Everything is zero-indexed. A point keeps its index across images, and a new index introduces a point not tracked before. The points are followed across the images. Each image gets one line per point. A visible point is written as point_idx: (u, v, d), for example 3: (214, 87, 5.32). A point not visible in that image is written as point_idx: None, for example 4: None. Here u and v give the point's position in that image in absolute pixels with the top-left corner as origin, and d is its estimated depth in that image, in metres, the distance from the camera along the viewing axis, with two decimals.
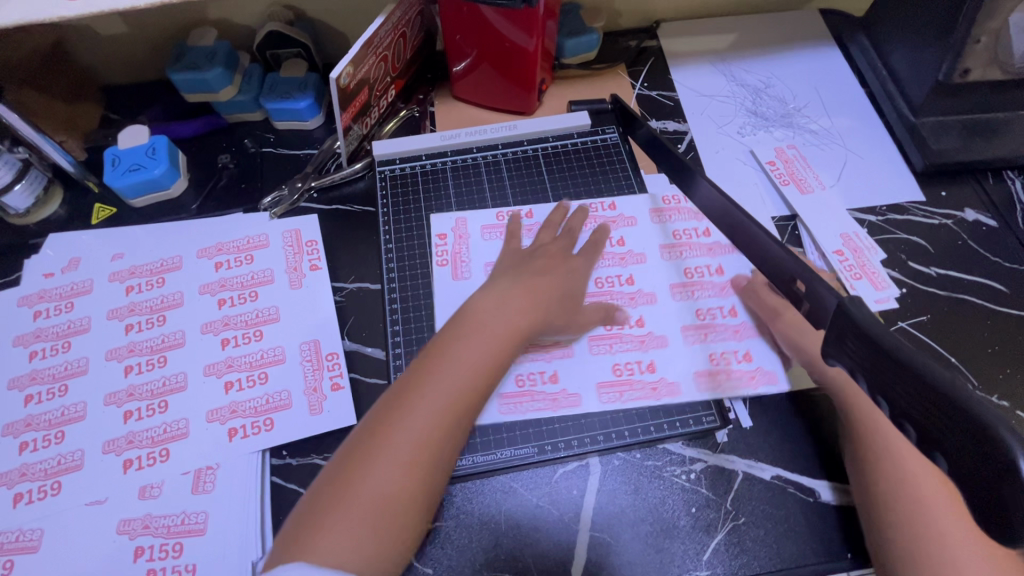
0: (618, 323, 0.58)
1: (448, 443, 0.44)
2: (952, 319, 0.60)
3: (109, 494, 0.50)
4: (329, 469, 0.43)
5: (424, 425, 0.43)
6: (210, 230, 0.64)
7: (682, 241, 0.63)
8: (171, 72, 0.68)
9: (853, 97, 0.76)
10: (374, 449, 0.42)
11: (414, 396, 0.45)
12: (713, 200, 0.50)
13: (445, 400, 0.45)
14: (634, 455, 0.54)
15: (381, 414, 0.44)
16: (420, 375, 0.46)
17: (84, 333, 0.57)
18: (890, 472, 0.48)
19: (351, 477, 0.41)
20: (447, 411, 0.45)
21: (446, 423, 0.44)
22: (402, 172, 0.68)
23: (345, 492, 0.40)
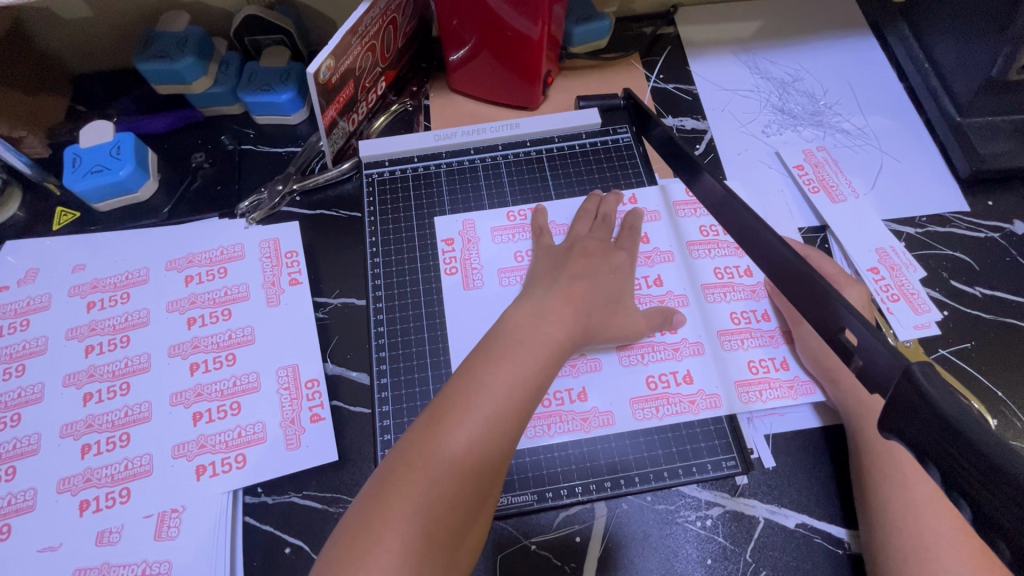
0: (673, 328, 0.53)
1: (484, 481, 0.39)
2: (999, 347, 0.54)
3: (63, 540, 0.45)
4: (352, 510, 0.38)
5: (458, 462, 0.38)
6: (180, 239, 0.58)
7: (709, 238, 0.58)
8: (138, 61, 0.61)
9: (891, 93, 0.69)
10: (402, 490, 0.37)
11: (445, 427, 0.39)
12: (737, 222, 0.43)
13: (481, 431, 0.39)
14: (645, 498, 0.48)
15: (408, 449, 0.39)
16: (452, 402, 0.41)
17: (40, 355, 0.52)
18: (901, 539, 0.42)
19: (377, 522, 0.36)
20: (483, 445, 0.39)
21: (482, 460, 0.39)
22: (391, 175, 0.62)
23: (370, 541, 0.35)
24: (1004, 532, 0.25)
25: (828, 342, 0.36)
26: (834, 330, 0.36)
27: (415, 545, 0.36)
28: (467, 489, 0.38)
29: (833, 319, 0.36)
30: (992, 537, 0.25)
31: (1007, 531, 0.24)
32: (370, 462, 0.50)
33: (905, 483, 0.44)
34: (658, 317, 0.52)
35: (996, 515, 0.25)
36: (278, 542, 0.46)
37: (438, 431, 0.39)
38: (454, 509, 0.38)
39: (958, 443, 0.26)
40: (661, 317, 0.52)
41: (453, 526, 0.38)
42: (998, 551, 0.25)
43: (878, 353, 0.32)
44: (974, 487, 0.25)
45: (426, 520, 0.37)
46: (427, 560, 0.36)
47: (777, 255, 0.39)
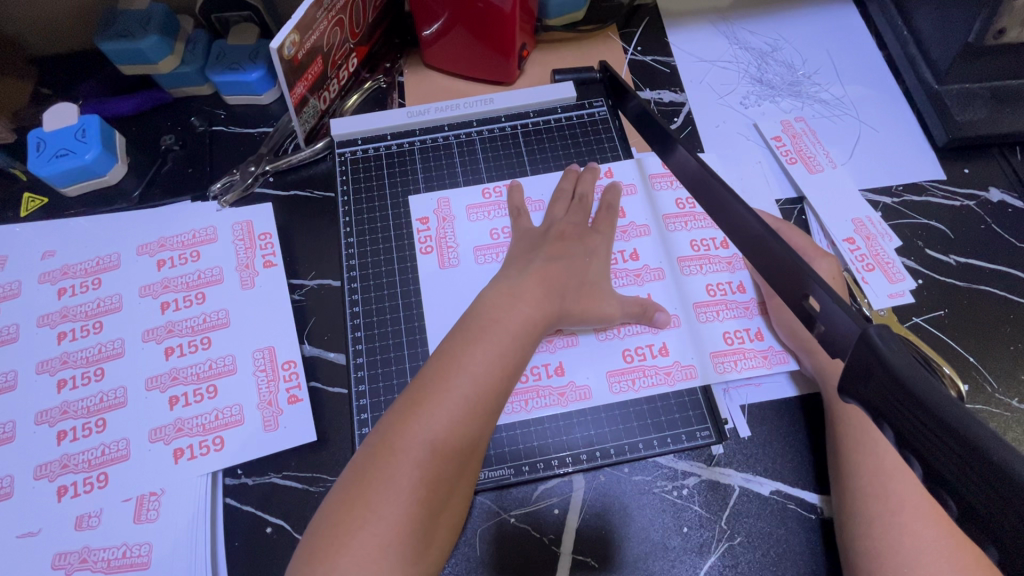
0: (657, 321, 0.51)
1: (464, 460, 0.40)
2: (971, 313, 0.54)
3: (42, 525, 0.45)
4: (334, 494, 0.38)
5: (439, 444, 0.39)
6: (151, 223, 0.57)
7: (686, 211, 0.58)
8: (101, 41, 0.60)
9: (870, 62, 0.68)
10: (383, 474, 0.38)
11: (425, 410, 0.40)
12: (708, 193, 0.43)
13: (461, 412, 0.40)
14: (622, 470, 0.49)
15: (388, 432, 0.39)
16: (431, 385, 0.41)
17: (11, 343, 0.51)
18: (868, 505, 0.43)
19: (361, 506, 0.37)
20: (463, 426, 0.40)
21: (463, 440, 0.40)
22: (365, 154, 0.61)
23: (355, 526, 0.36)
24: (951, 487, 0.25)
25: (793, 310, 0.36)
26: (799, 297, 0.36)
27: (400, 527, 0.36)
28: (449, 470, 0.39)
29: (798, 287, 0.36)
30: (938, 491, 0.26)
31: (952, 484, 0.25)
32: (349, 441, 0.50)
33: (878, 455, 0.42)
34: (636, 308, 0.51)
35: (942, 469, 0.26)
36: (260, 522, 0.47)
37: (418, 415, 0.40)
38: (437, 489, 0.38)
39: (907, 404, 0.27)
40: (640, 308, 0.51)
41: (437, 507, 0.38)
42: (945, 504, 0.26)
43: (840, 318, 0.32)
44: (925, 448, 0.26)
45: (410, 502, 0.37)
46: (411, 542, 0.37)
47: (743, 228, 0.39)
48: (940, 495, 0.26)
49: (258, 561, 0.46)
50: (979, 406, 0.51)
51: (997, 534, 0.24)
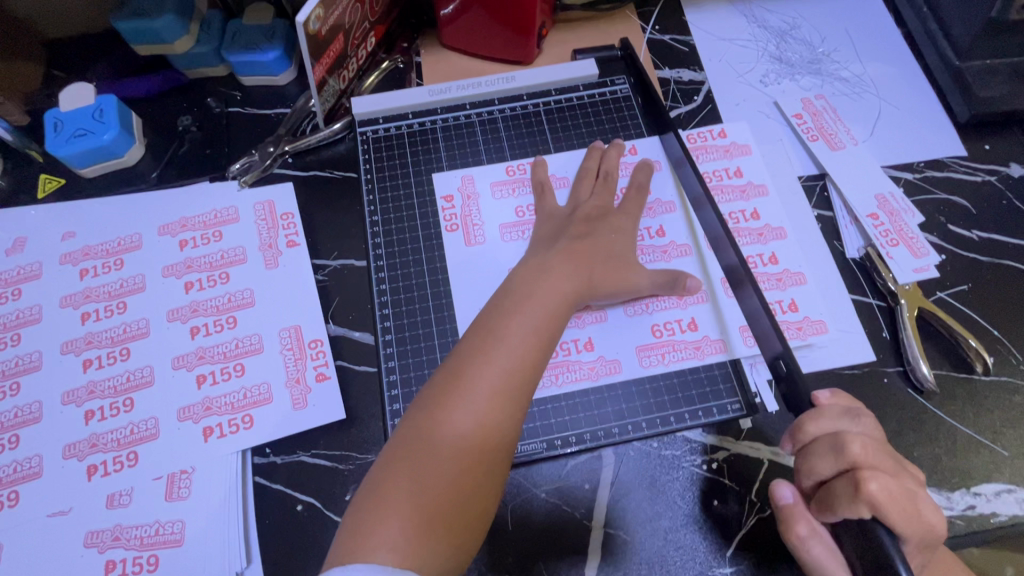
0: (691, 291, 0.50)
1: (504, 432, 0.40)
2: (995, 287, 0.55)
3: (73, 504, 0.45)
4: (376, 467, 0.39)
5: (479, 416, 0.39)
6: (172, 203, 0.57)
7: (713, 184, 0.59)
8: (116, 20, 0.59)
9: (889, 39, 0.68)
10: (425, 443, 0.38)
11: (465, 382, 0.40)
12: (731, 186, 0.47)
13: (500, 385, 0.40)
14: (651, 444, 0.49)
15: (428, 406, 0.40)
16: (469, 358, 0.41)
17: (35, 324, 0.51)
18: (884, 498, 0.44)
19: (403, 476, 0.37)
20: (502, 396, 0.40)
21: (503, 410, 0.40)
22: (386, 133, 0.60)
23: (399, 496, 0.37)
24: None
25: None
26: None
27: (442, 497, 0.37)
28: (490, 440, 0.39)
29: None
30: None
31: None
32: (377, 419, 0.50)
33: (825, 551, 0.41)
34: (666, 278, 0.51)
35: None
36: (290, 500, 0.47)
37: (458, 388, 0.40)
38: (479, 461, 0.39)
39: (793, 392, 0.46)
40: (669, 278, 0.50)
41: (479, 478, 0.38)
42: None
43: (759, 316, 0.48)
44: None
45: (451, 472, 0.38)
46: (454, 512, 0.37)
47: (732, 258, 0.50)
48: None
49: (289, 538, 0.46)
50: (1004, 378, 0.51)
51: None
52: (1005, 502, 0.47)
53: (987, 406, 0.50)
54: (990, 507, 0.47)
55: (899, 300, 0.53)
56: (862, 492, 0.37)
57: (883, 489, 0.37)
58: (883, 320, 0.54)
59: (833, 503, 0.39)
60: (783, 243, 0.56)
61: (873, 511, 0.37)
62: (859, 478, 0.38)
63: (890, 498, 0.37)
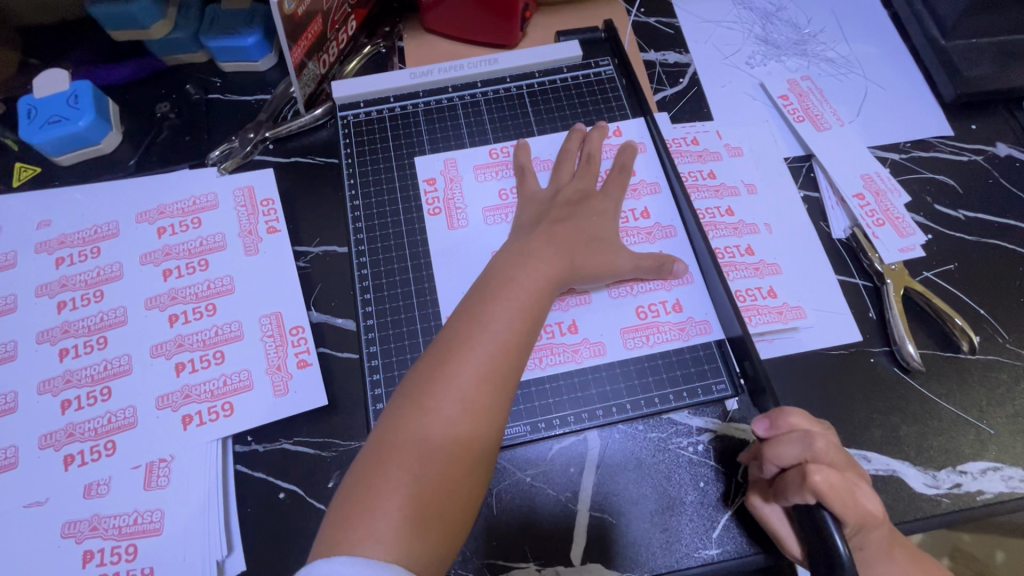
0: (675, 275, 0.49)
1: (493, 418, 0.39)
2: (981, 266, 0.54)
3: (50, 494, 0.44)
4: (363, 456, 0.38)
5: (467, 402, 0.39)
6: (150, 190, 0.56)
7: (688, 184, 0.57)
8: (92, 5, 0.58)
9: (875, 20, 0.67)
10: (412, 431, 0.38)
11: (450, 368, 0.40)
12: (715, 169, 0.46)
13: (486, 370, 0.40)
14: (637, 427, 0.49)
15: (413, 393, 0.39)
16: (453, 344, 0.41)
17: (10, 314, 0.50)
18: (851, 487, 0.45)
19: (392, 465, 0.37)
20: (488, 381, 0.40)
21: (490, 395, 0.39)
22: (367, 117, 0.59)
23: (387, 486, 0.36)
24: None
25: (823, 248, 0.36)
26: None
27: (434, 486, 0.37)
28: (479, 425, 0.39)
29: None
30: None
31: None
32: (359, 406, 0.49)
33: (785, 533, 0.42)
34: (652, 262, 0.50)
35: None
36: (272, 488, 0.46)
37: (443, 374, 0.39)
38: (467, 446, 0.38)
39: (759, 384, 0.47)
40: (655, 263, 0.50)
41: (470, 464, 0.38)
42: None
43: (725, 307, 0.50)
44: None
45: (441, 460, 0.37)
46: (447, 500, 0.37)
47: (700, 246, 0.52)
48: None
49: (271, 527, 0.45)
50: (991, 357, 0.51)
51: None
52: (991, 480, 0.47)
53: (973, 385, 0.50)
54: (976, 485, 0.47)
55: (886, 279, 0.53)
56: (807, 481, 0.38)
57: (827, 480, 0.38)
58: (870, 299, 0.53)
59: (784, 492, 0.40)
60: (759, 237, 0.55)
61: (818, 499, 0.38)
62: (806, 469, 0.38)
63: (833, 488, 0.38)
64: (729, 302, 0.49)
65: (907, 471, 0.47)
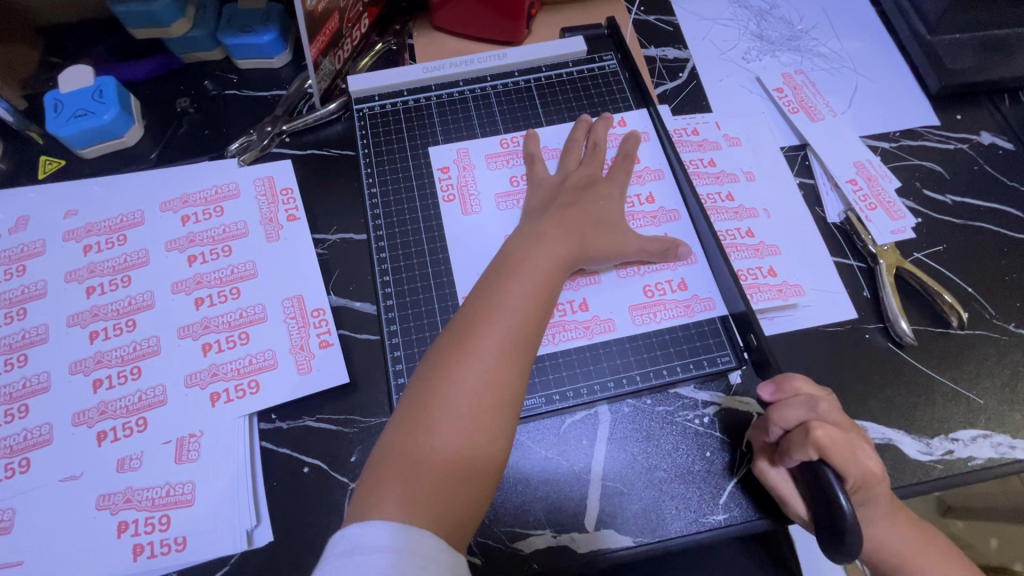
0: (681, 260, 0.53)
1: (514, 389, 0.42)
2: (967, 246, 0.57)
3: (84, 469, 0.46)
4: (391, 427, 0.40)
5: (489, 373, 0.41)
6: (173, 181, 0.58)
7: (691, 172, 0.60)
8: (113, 2, 0.60)
9: (864, 17, 0.71)
10: (438, 403, 0.40)
11: (472, 342, 0.42)
12: None
13: (506, 344, 0.42)
14: (645, 401, 0.51)
15: (437, 366, 0.42)
16: (474, 319, 0.43)
17: (41, 298, 0.52)
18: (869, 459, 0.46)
19: (421, 434, 0.39)
20: (509, 355, 0.42)
21: (511, 368, 0.42)
22: (382, 109, 0.62)
23: (417, 453, 0.38)
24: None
25: None
26: None
27: (460, 451, 0.39)
28: (501, 397, 0.41)
29: None
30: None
31: None
32: (379, 384, 0.51)
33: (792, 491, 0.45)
34: (657, 246, 0.53)
35: None
36: (297, 462, 0.48)
37: (466, 348, 0.42)
38: (491, 418, 0.40)
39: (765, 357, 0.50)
40: (661, 247, 0.52)
41: (493, 432, 0.40)
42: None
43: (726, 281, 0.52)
44: None
45: (466, 429, 0.39)
46: (472, 464, 0.39)
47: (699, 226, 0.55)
48: None
49: (298, 498, 0.47)
50: (979, 332, 0.54)
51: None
52: (981, 446, 0.49)
53: (963, 358, 0.53)
54: (967, 451, 0.49)
55: (879, 260, 0.56)
56: (810, 436, 0.41)
57: (827, 435, 0.41)
58: (864, 280, 0.56)
59: (787, 450, 0.42)
60: (760, 219, 0.58)
61: (820, 454, 0.41)
62: (809, 424, 0.41)
63: (834, 443, 0.41)
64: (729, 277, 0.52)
65: (903, 439, 0.50)
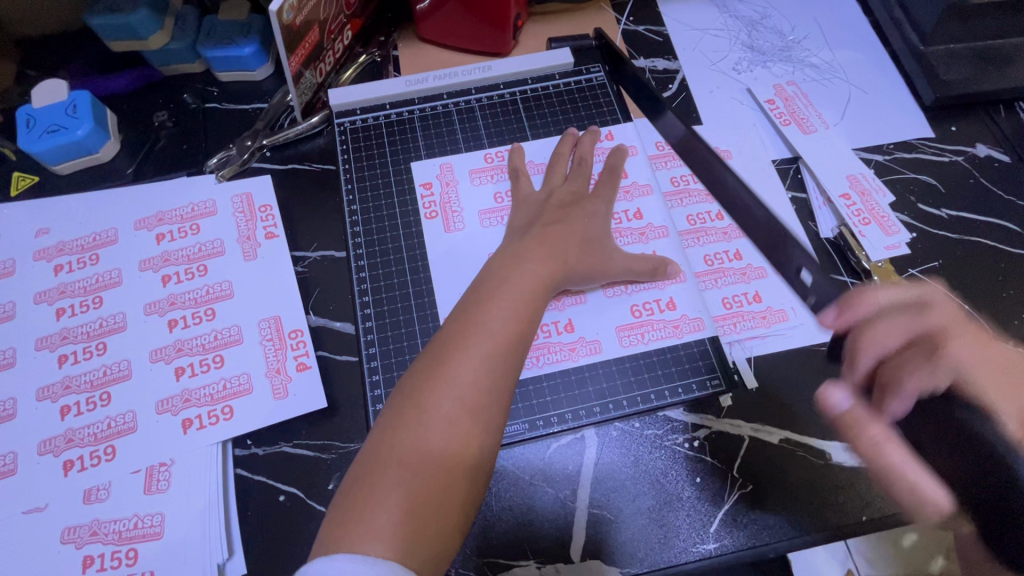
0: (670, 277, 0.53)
1: (491, 415, 0.40)
2: (963, 263, 0.56)
3: (49, 500, 0.44)
4: (362, 455, 0.39)
5: (465, 398, 0.39)
6: (148, 198, 0.56)
7: (681, 188, 0.58)
8: (89, 16, 0.59)
9: (857, 27, 0.70)
10: (411, 430, 0.38)
11: (448, 365, 0.40)
12: None
13: (483, 368, 0.40)
14: (633, 424, 0.49)
15: (412, 391, 0.40)
16: (451, 342, 0.42)
17: (9, 321, 0.50)
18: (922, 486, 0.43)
19: (393, 463, 0.37)
20: (486, 380, 0.40)
21: (488, 394, 0.40)
22: (364, 123, 0.60)
23: (388, 484, 0.37)
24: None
25: None
26: None
27: (434, 481, 0.37)
28: (477, 424, 0.39)
29: None
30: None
31: None
32: (359, 408, 0.50)
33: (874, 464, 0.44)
34: (645, 266, 0.52)
35: None
36: (272, 491, 0.46)
37: (441, 372, 0.40)
38: (466, 446, 0.39)
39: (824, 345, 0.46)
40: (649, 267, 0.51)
41: (469, 462, 0.39)
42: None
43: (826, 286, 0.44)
44: None
45: (440, 457, 0.38)
46: (445, 494, 0.37)
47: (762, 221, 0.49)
48: None
49: (272, 529, 0.45)
50: None
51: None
52: None
53: None
54: None
55: (873, 276, 0.54)
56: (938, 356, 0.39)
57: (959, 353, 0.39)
58: None
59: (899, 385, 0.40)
60: (747, 240, 0.56)
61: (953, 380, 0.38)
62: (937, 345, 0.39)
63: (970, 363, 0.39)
64: (835, 288, 0.44)
65: None
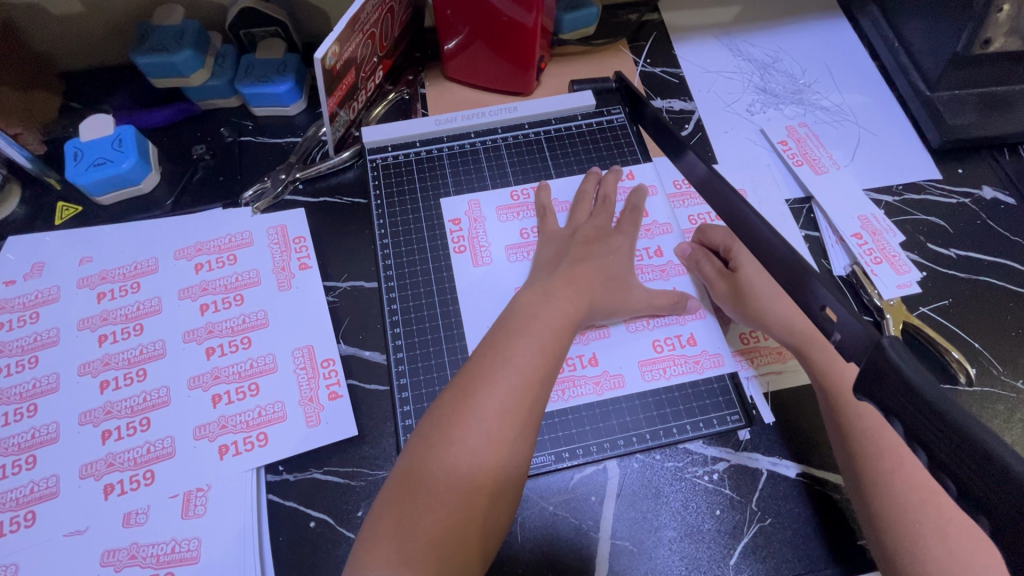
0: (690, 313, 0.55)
1: (518, 447, 0.41)
2: (973, 302, 0.58)
3: (89, 523, 0.45)
4: (392, 482, 0.40)
5: (493, 431, 0.41)
6: (187, 228, 0.59)
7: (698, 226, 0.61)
8: (136, 55, 0.61)
9: (865, 71, 0.73)
10: (438, 459, 0.40)
11: (476, 400, 0.42)
12: (716, 194, 0.50)
13: (511, 402, 0.42)
14: (654, 456, 0.51)
15: (441, 423, 0.41)
16: (479, 375, 0.43)
17: (53, 346, 0.52)
18: (864, 435, 0.46)
19: (421, 492, 0.39)
20: (512, 414, 0.42)
21: (515, 428, 0.42)
22: (394, 160, 0.63)
23: (417, 512, 0.38)
24: (949, 470, 0.28)
25: (810, 316, 0.42)
26: (816, 308, 0.41)
27: (460, 513, 0.39)
28: (503, 456, 0.41)
29: (814, 298, 0.41)
30: (937, 474, 0.29)
31: (944, 464, 0.29)
32: (387, 436, 0.51)
33: (884, 431, 0.46)
34: (666, 301, 0.54)
35: (944, 456, 0.29)
36: (303, 517, 0.48)
37: (470, 405, 0.42)
38: (492, 478, 0.40)
39: (927, 412, 0.30)
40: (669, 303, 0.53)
41: (493, 492, 0.40)
42: (945, 488, 0.29)
43: (853, 328, 0.37)
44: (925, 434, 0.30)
45: (466, 488, 0.39)
46: (471, 525, 0.39)
47: (784, 258, 0.42)
48: (941, 478, 0.29)
49: (302, 556, 0.46)
50: (988, 388, 0.53)
51: (983, 505, 0.27)
52: None
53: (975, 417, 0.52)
54: None
55: (885, 315, 0.56)
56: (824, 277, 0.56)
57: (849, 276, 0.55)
58: None
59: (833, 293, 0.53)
60: None
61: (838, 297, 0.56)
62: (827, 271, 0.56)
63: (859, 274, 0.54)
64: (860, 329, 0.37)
65: None
